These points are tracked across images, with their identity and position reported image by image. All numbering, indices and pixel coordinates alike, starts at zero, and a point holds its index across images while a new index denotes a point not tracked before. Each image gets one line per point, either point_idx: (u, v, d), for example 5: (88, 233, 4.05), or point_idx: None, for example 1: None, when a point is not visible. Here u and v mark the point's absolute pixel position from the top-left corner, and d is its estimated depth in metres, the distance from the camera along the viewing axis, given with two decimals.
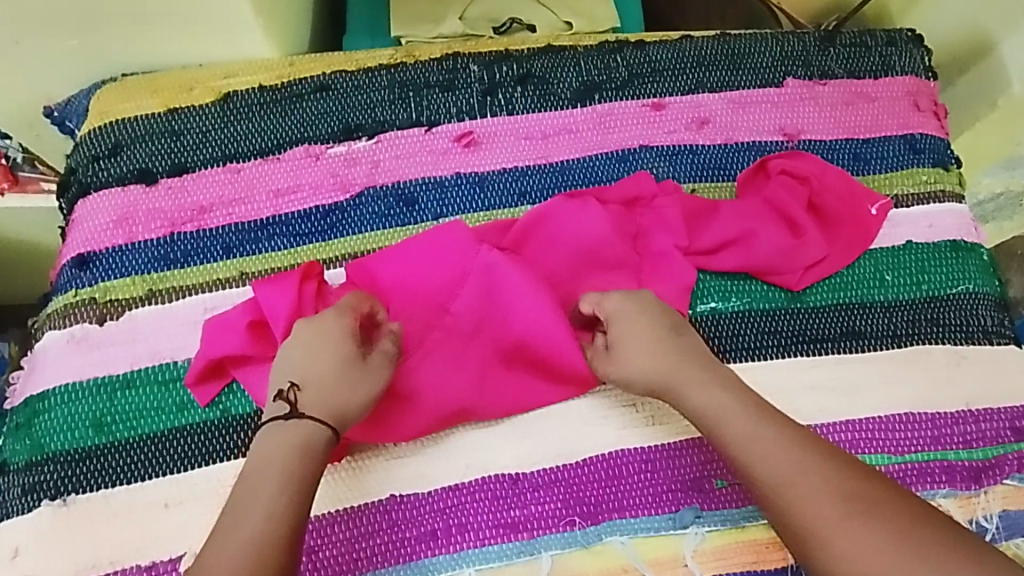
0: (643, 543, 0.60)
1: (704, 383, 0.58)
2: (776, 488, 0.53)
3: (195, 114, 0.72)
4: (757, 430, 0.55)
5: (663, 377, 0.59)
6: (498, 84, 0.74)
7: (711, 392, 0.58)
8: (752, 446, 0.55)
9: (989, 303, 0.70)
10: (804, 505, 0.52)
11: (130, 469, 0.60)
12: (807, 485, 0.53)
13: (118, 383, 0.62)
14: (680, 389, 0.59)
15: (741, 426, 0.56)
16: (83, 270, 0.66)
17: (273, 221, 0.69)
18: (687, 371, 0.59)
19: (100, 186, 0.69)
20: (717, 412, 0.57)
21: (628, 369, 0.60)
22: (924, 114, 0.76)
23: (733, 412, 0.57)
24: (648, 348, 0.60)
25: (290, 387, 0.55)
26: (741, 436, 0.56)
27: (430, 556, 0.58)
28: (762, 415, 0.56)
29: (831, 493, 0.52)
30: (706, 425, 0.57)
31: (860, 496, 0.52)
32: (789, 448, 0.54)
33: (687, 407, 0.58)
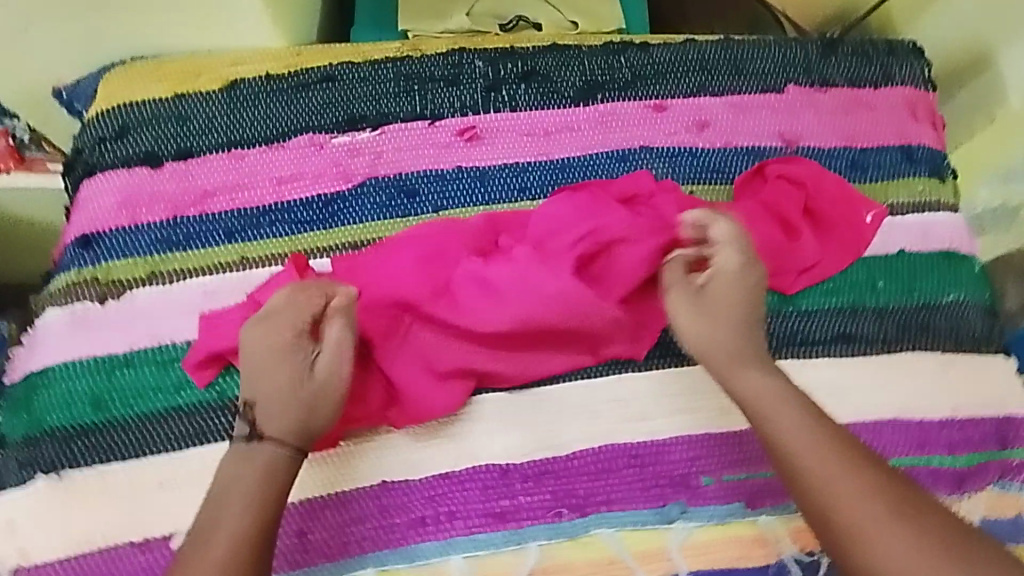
0: (629, 536, 0.61)
1: (753, 372, 0.59)
2: (817, 485, 0.53)
3: (202, 99, 0.73)
4: (800, 423, 0.55)
5: (719, 353, 0.60)
6: (502, 80, 0.75)
7: (759, 380, 0.58)
8: (792, 442, 0.55)
9: (978, 312, 0.71)
10: (843, 505, 0.52)
11: (125, 447, 0.61)
12: (846, 484, 0.52)
13: (117, 362, 0.63)
14: (727, 376, 0.59)
15: (784, 419, 0.56)
16: (86, 249, 0.67)
17: (275, 207, 0.69)
18: (732, 356, 0.59)
19: (106, 168, 0.70)
20: (763, 401, 0.57)
21: (698, 327, 0.60)
22: (921, 124, 0.77)
23: (777, 405, 0.57)
24: (731, 311, 0.60)
25: (244, 406, 0.55)
26: (783, 429, 0.55)
27: (419, 541, 0.59)
28: (808, 415, 0.56)
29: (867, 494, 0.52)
30: (753, 412, 0.57)
31: (897, 500, 0.51)
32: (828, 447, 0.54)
33: (736, 391, 0.59)
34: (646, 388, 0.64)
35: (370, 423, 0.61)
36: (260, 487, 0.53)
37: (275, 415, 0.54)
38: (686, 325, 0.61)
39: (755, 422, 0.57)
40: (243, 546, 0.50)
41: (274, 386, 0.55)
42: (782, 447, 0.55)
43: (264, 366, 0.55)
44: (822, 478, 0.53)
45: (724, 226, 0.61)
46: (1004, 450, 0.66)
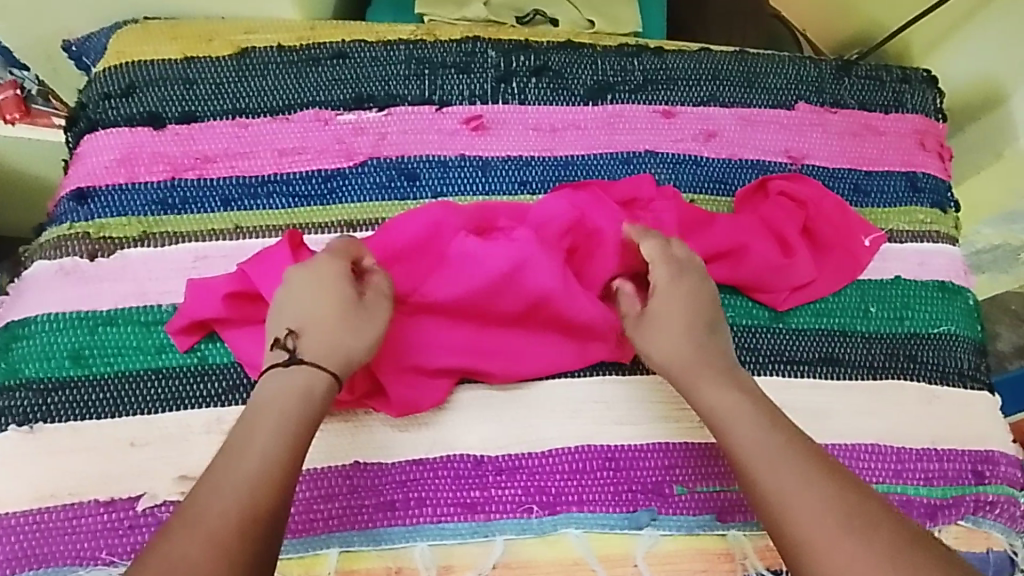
0: (596, 538, 0.60)
1: (713, 383, 0.59)
2: (771, 497, 0.53)
3: (211, 64, 0.73)
4: (759, 434, 0.55)
5: (686, 363, 0.60)
6: (513, 72, 0.75)
7: (719, 391, 0.58)
8: (750, 452, 0.55)
9: (968, 347, 0.70)
10: (796, 516, 0.51)
11: (101, 405, 0.60)
12: (800, 496, 0.52)
13: (101, 319, 0.63)
14: (691, 386, 0.60)
15: (742, 430, 0.56)
16: (80, 204, 0.67)
17: (274, 178, 0.69)
18: (702, 366, 0.60)
19: (108, 125, 0.70)
20: (722, 413, 0.58)
21: (658, 348, 0.61)
22: (928, 154, 0.77)
23: (738, 415, 0.57)
24: (679, 327, 0.61)
25: (285, 334, 0.56)
26: (742, 440, 0.56)
27: (386, 525, 0.59)
28: (766, 425, 0.56)
29: (822, 506, 0.51)
30: (712, 424, 0.58)
31: (852, 513, 0.50)
32: (788, 459, 0.54)
33: (695, 401, 0.59)
34: (628, 392, 0.64)
35: (353, 405, 0.61)
36: (279, 435, 0.52)
37: (317, 344, 0.56)
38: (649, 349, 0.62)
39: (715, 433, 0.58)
40: (257, 492, 0.49)
41: (321, 314, 0.57)
42: (740, 457, 0.55)
43: (311, 299, 0.57)
44: (776, 491, 0.52)
45: (652, 244, 0.63)
46: (980, 486, 0.66)
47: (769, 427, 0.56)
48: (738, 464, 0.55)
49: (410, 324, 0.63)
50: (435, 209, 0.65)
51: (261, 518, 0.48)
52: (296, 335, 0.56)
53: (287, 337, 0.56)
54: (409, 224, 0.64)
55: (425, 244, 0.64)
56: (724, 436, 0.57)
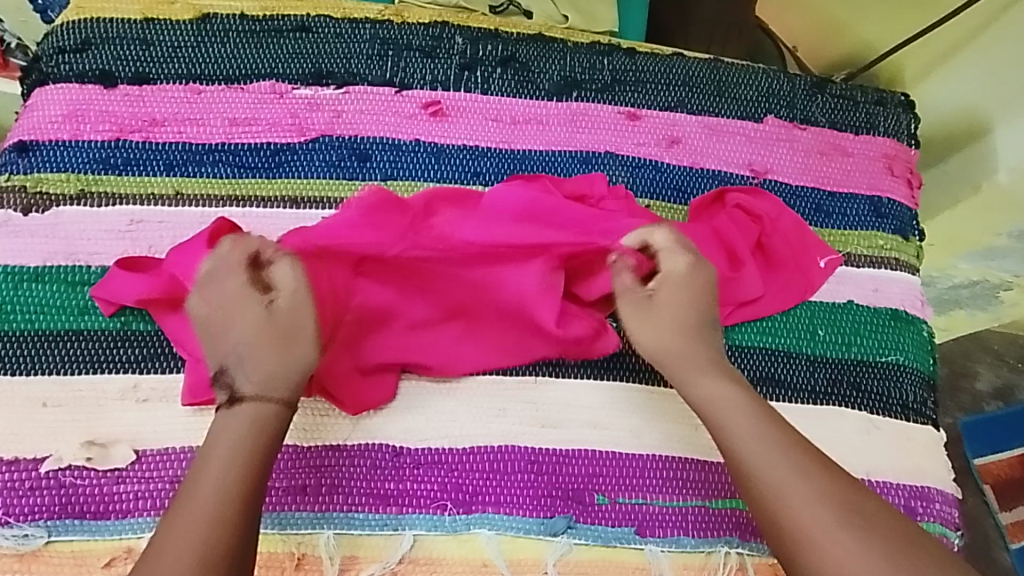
0: (508, 542, 0.59)
1: (711, 376, 0.58)
2: (768, 492, 0.53)
3: (170, 27, 0.71)
4: (756, 429, 0.55)
5: (678, 359, 0.60)
6: (479, 61, 0.73)
7: (714, 385, 0.58)
8: (750, 447, 0.54)
9: (915, 379, 0.69)
10: (795, 510, 0.51)
11: (17, 362, 0.59)
12: (798, 489, 0.52)
13: (27, 274, 0.61)
14: (688, 380, 0.59)
15: (739, 425, 0.56)
16: (22, 156, 0.65)
17: (221, 147, 0.68)
18: (700, 360, 0.59)
19: (59, 79, 0.69)
20: (716, 406, 0.57)
21: (657, 334, 0.61)
22: (896, 179, 0.75)
23: (733, 409, 0.56)
24: (677, 316, 0.61)
25: (219, 374, 0.55)
26: (742, 436, 0.55)
27: (294, 509, 0.58)
28: (762, 416, 0.56)
29: (819, 499, 0.51)
30: (708, 418, 0.57)
31: (846, 506, 0.51)
32: (785, 455, 0.54)
33: (693, 394, 0.58)
34: (557, 395, 0.63)
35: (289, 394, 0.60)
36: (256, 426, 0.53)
37: (251, 374, 0.54)
38: (648, 334, 0.61)
39: (710, 429, 0.57)
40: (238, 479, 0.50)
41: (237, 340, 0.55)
42: (738, 452, 0.55)
43: (229, 332, 0.56)
44: (774, 484, 0.52)
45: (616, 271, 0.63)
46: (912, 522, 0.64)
47: (764, 419, 0.56)
48: (735, 458, 0.55)
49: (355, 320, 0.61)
50: (368, 203, 0.63)
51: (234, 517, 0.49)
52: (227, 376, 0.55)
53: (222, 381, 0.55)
54: (339, 218, 0.62)
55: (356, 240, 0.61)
56: (720, 431, 0.56)
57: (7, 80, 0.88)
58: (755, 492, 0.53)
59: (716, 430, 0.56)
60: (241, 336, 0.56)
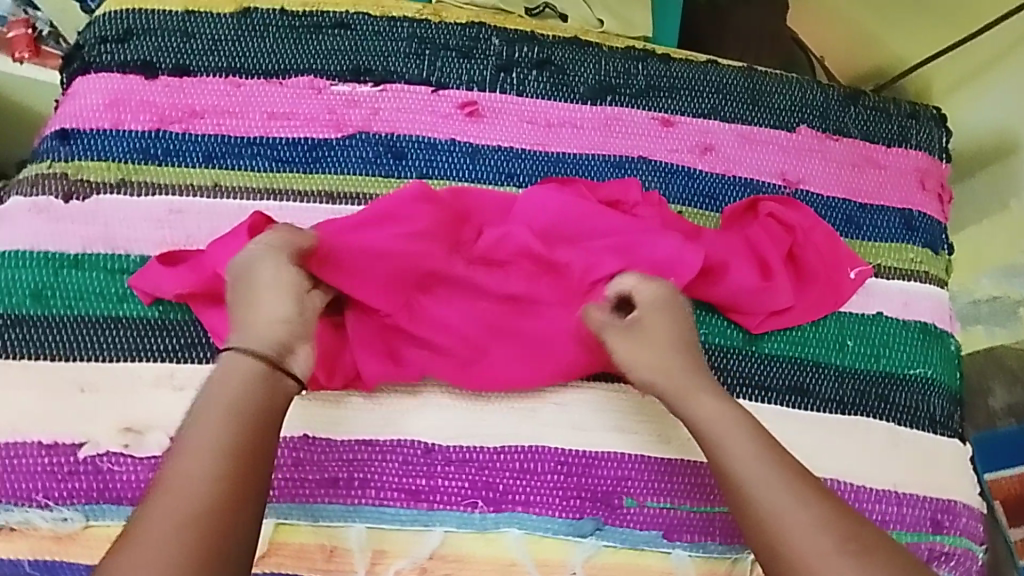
0: (536, 541, 0.59)
1: (707, 393, 0.59)
2: (766, 516, 0.53)
3: (211, 19, 0.72)
4: (756, 452, 0.55)
5: (672, 378, 0.59)
6: (515, 62, 0.74)
7: (712, 404, 0.58)
8: (744, 468, 0.55)
9: (943, 394, 0.69)
10: (793, 537, 0.51)
11: (55, 346, 0.60)
12: (796, 515, 0.52)
13: (67, 261, 0.62)
14: (682, 398, 0.59)
15: (734, 444, 0.56)
16: (64, 143, 0.66)
17: (260, 141, 0.68)
18: (692, 379, 0.59)
19: (101, 68, 0.69)
20: (713, 425, 0.57)
21: (650, 351, 0.60)
22: (928, 194, 0.75)
23: (730, 429, 0.56)
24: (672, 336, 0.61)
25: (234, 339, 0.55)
26: (736, 457, 0.55)
27: (326, 502, 0.58)
28: (758, 438, 0.56)
29: (818, 525, 0.51)
30: (704, 438, 0.57)
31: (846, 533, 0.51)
32: (779, 482, 0.54)
33: (686, 413, 0.58)
34: (588, 398, 0.63)
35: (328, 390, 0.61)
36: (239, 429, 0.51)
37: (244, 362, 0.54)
38: (638, 352, 0.60)
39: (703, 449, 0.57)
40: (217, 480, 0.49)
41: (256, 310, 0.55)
42: (736, 475, 0.55)
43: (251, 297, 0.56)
44: (772, 509, 0.53)
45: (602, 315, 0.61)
46: (938, 535, 0.64)
47: (759, 440, 0.56)
48: (726, 478, 0.55)
49: (382, 302, 0.61)
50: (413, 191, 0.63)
51: (232, 521, 0.48)
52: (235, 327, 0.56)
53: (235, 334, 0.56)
54: (367, 217, 0.63)
55: (401, 228, 0.62)
56: (714, 450, 0.56)
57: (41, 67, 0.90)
58: (748, 514, 0.53)
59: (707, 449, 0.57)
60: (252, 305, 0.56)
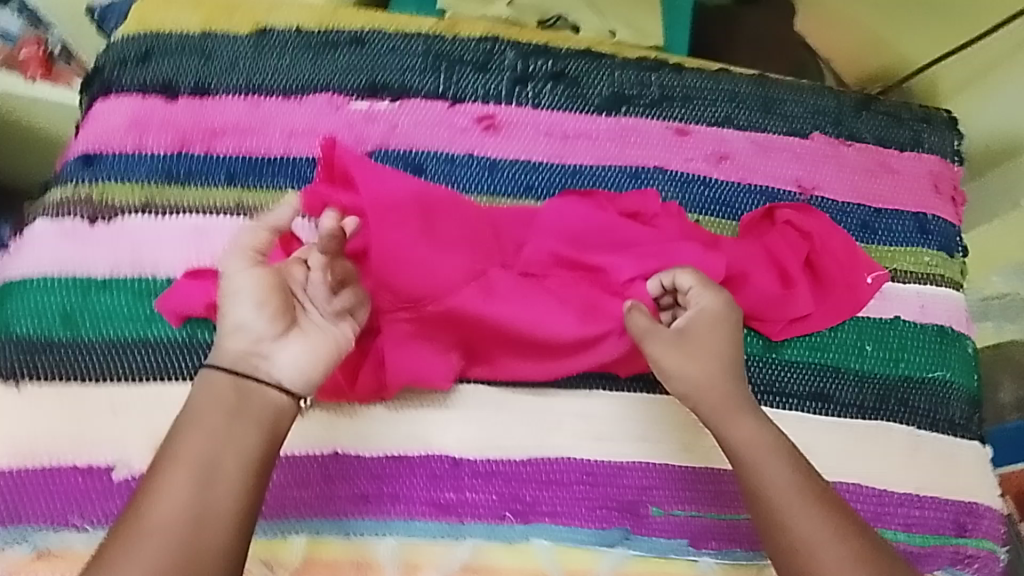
0: (565, 552, 0.60)
1: (747, 417, 0.58)
2: (800, 544, 0.53)
3: (229, 39, 0.72)
4: (793, 479, 0.55)
5: (715, 399, 0.59)
6: (530, 75, 0.74)
7: (752, 427, 0.58)
8: (784, 495, 0.55)
9: (962, 396, 0.69)
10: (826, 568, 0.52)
11: (86, 368, 0.61)
12: (828, 548, 0.52)
13: (95, 283, 0.63)
14: (721, 420, 0.58)
15: (771, 471, 0.56)
16: (87, 166, 0.67)
17: (281, 159, 0.69)
18: (735, 400, 0.59)
19: (122, 90, 0.70)
20: (752, 449, 0.57)
21: (687, 366, 0.59)
22: (942, 197, 0.76)
23: (769, 456, 0.56)
24: (712, 354, 0.60)
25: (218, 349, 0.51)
26: (776, 485, 0.55)
27: (357, 517, 0.59)
28: (795, 466, 0.56)
29: (851, 560, 0.52)
30: (743, 461, 0.57)
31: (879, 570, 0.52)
32: (815, 515, 0.54)
33: (725, 434, 0.58)
34: (612, 408, 0.64)
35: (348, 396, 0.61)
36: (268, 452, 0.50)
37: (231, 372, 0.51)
38: (677, 364, 0.59)
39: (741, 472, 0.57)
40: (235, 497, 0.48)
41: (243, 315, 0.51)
42: (772, 502, 0.55)
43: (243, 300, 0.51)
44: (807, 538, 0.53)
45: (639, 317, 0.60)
46: (962, 537, 0.65)
47: (797, 470, 0.56)
48: (759, 502, 0.55)
49: (396, 295, 0.60)
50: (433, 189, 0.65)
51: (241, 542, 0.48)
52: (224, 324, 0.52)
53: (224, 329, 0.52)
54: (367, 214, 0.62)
55: (420, 221, 0.62)
56: (752, 474, 0.56)
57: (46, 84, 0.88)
58: (782, 542, 0.54)
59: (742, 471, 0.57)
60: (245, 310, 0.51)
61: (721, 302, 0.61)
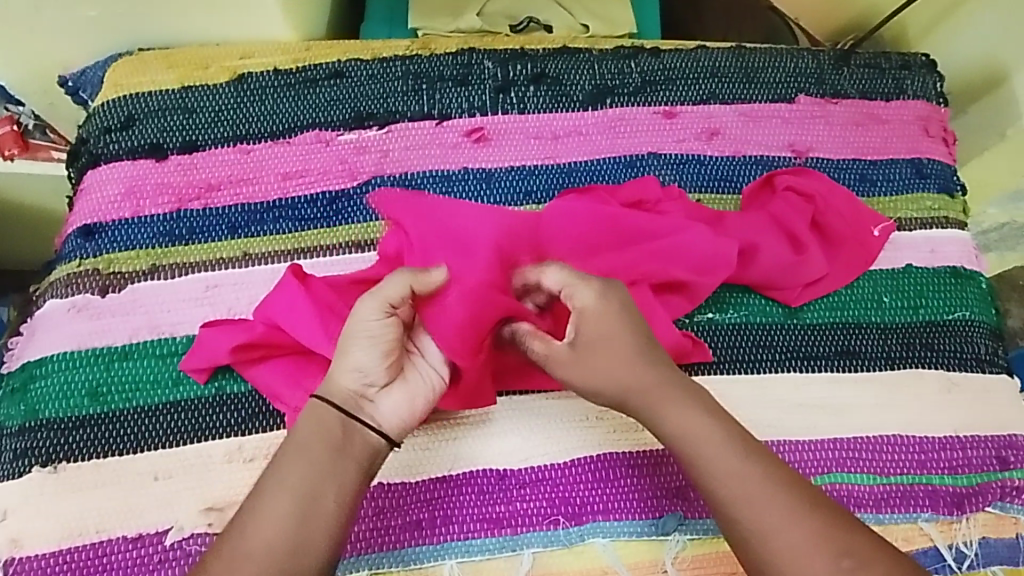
0: (623, 546, 0.60)
1: (680, 404, 0.55)
2: (754, 533, 0.51)
3: (208, 91, 0.72)
4: (740, 467, 0.53)
5: (637, 394, 0.55)
6: (511, 81, 0.74)
7: (690, 417, 0.54)
8: (733, 486, 0.52)
9: (984, 331, 0.70)
10: (781, 555, 0.50)
11: (122, 441, 0.61)
12: (782, 532, 0.51)
13: (116, 354, 0.63)
14: (656, 412, 0.55)
15: (713, 457, 0.53)
16: (88, 240, 0.67)
17: (279, 203, 0.69)
18: (663, 388, 0.55)
19: (111, 158, 0.70)
20: (692, 438, 0.54)
21: (596, 375, 0.55)
22: (933, 140, 0.77)
23: (711, 442, 0.54)
24: (619, 350, 0.55)
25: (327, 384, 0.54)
26: (720, 473, 0.53)
27: (414, 544, 0.59)
28: (742, 450, 0.53)
29: (811, 540, 0.50)
30: (686, 454, 0.54)
31: (839, 549, 0.50)
32: (765, 498, 0.52)
33: (660, 427, 0.55)
34: None
35: None
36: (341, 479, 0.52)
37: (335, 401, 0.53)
38: (585, 377, 0.56)
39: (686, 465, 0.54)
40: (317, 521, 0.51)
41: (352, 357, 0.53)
42: (723, 494, 0.53)
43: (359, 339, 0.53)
44: (759, 525, 0.51)
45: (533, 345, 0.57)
46: (1006, 471, 0.66)
47: (740, 451, 0.53)
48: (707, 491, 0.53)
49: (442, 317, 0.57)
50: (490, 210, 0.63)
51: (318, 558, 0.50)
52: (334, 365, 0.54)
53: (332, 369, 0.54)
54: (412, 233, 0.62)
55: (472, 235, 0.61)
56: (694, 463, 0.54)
57: (28, 161, 0.87)
58: (736, 532, 0.52)
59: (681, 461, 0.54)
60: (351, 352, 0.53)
61: (593, 292, 0.56)
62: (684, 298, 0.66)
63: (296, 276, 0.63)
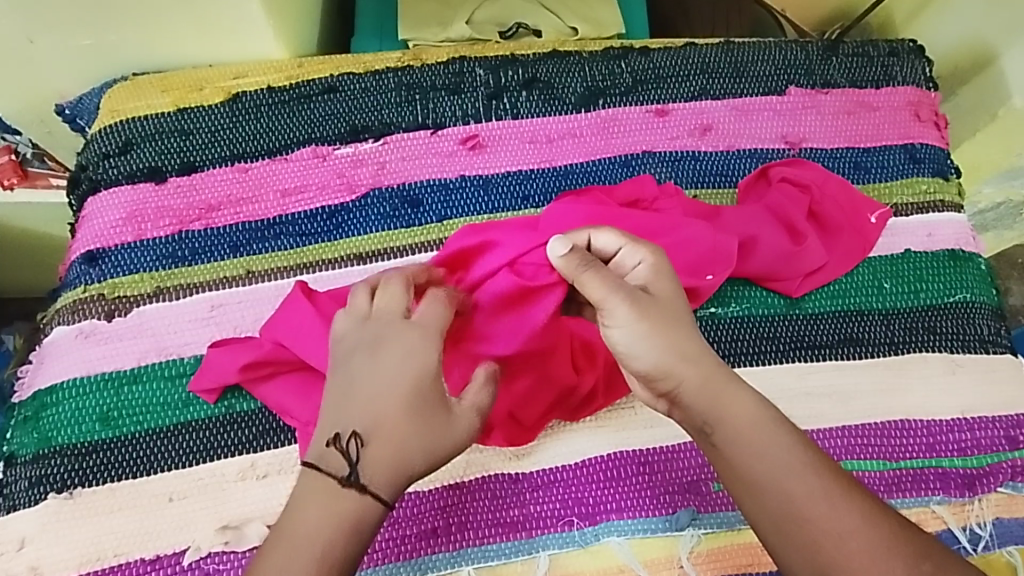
0: (638, 544, 0.61)
1: (738, 394, 0.52)
2: (822, 535, 0.48)
3: (204, 113, 0.72)
4: (804, 465, 0.50)
5: (694, 380, 0.52)
6: (504, 87, 0.75)
7: (748, 404, 0.52)
8: (803, 487, 0.49)
9: (987, 313, 0.71)
10: (857, 558, 0.48)
11: (135, 464, 0.61)
12: (856, 536, 0.48)
13: (125, 377, 0.63)
14: (717, 401, 0.51)
15: (774, 452, 0.50)
16: (92, 265, 0.67)
17: (279, 220, 0.70)
18: (723, 378, 0.52)
19: (110, 184, 0.70)
20: (752, 428, 0.51)
21: (654, 348, 0.51)
22: (925, 124, 0.77)
23: (770, 434, 0.51)
24: (678, 332, 0.52)
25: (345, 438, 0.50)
26: (782, 472, 0.50)
27: (430, 553, 0.59)
28: (802, 445, 0.51)
29: (883, 545, 0.48)
30: (744, 445, 0.51)
31: (901, 545, 0.49)
32: (832, 500, 0.49)
33: (721, 418, 0.51)
34: None
35: None
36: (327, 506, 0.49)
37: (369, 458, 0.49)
38: (645, 348, 0.51)
39: (744, 459, 0.50)
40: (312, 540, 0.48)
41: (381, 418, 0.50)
42: (793, 493, 0.49)
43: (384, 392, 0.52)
44: (830, 526, 0.48)
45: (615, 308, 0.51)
46: (1016, 450, 0.66)
47: (801, 445, 0.51)
48: (758, 491, 0.50)
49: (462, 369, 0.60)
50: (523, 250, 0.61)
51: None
52: (363, 444, 0.49)
53: (350, 440, 0.50)
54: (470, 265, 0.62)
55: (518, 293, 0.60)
56: (751, 460, 0.50)
57: (28, 190, 0.88)
58: (803, 537, 0.49)
59: (730, 459, 0.51)
60: (394, 426, 0.50)
61: (658, 256, 0.55)
62: (686, 294, 0.66)
63: (303, 291, 0.64)
